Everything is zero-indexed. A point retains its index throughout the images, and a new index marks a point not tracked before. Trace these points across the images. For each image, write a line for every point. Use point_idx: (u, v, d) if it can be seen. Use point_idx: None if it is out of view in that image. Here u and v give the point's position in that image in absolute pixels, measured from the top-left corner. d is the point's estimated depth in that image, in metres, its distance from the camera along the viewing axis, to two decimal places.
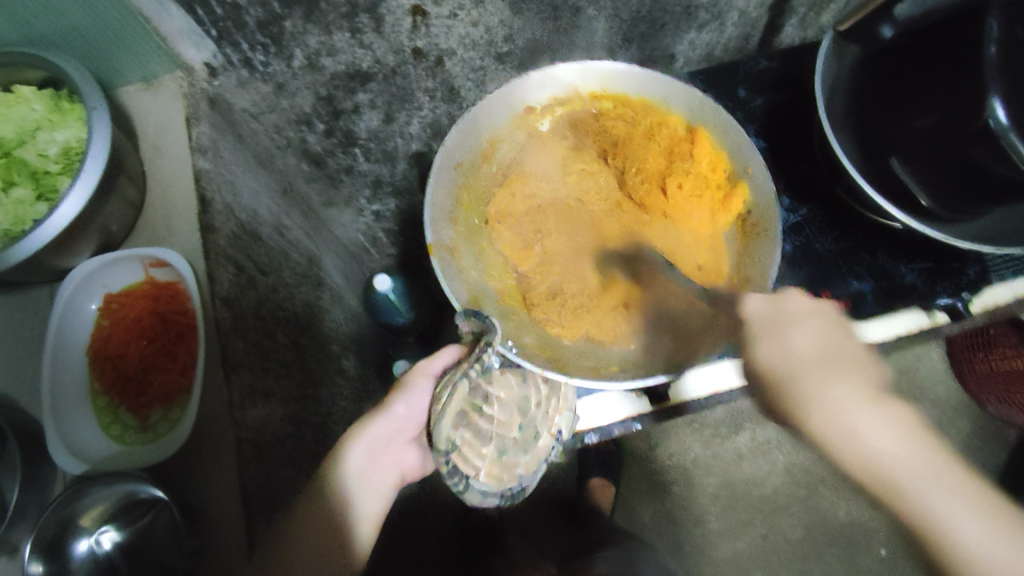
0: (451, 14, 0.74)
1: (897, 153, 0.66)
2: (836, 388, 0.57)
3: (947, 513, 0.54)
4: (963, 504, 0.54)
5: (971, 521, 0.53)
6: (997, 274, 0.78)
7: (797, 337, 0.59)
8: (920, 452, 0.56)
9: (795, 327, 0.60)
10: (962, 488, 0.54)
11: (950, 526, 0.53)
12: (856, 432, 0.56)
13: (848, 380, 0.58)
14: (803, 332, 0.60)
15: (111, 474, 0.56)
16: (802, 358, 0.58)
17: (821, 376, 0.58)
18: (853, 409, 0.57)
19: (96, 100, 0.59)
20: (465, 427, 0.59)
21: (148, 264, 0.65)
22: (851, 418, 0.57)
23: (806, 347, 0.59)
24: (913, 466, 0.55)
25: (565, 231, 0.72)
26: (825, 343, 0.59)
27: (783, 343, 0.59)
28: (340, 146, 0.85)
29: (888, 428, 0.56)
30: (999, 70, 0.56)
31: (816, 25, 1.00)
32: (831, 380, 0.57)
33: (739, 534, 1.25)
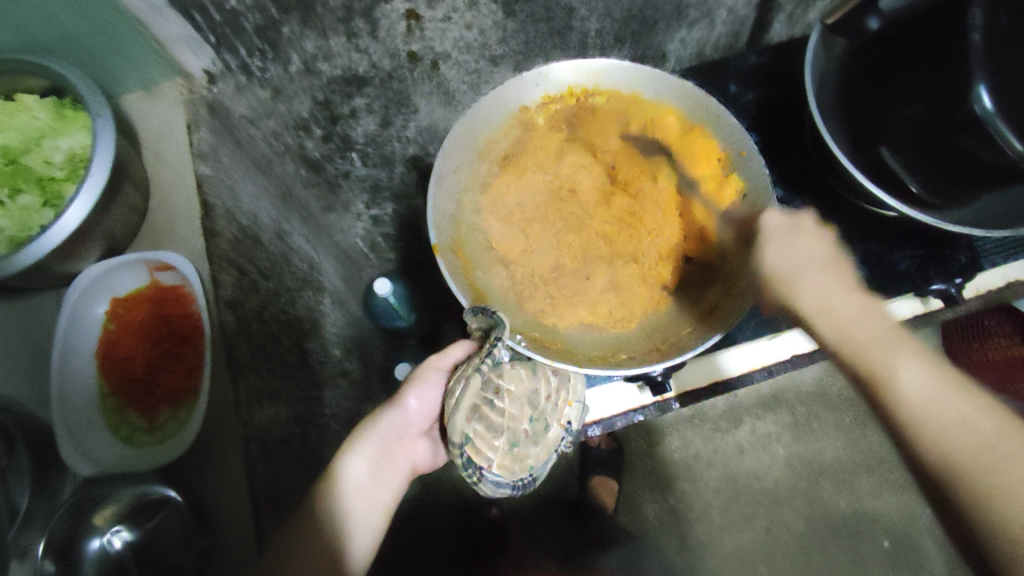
0: (445, 17, 0.75)
1: (886, 142, 0.68)
2: (822, 279, 0.60)
3: (920, 392, 0.51)
4: (926, 367, 0.52)
5: (917, 384, 0.52)
6: (989, 260, 0.80)
7: (795, 241, 0.62)
8: (895, 334, 0.56)
9: (791, 237, 0.62)
10: (933, 365, 0.53)
11: (903, 386, 0.52)
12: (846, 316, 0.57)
13: (843, 283, 0.60)
14: (800, 238, 0.62)
15: (125, 476, 0.57)
16: (781, 258, 0.61)
17: (816, 270, 0.60)
18: (836, 300, 0.58)
19: (100, 107, 0.60)
20: (478, 420, 0.62)
21: (152, 268, 0.66)
22: (833, 300, 0.58)
23: (786, 250, 0.61)
24: (897, 344, 0.55)
25: (562, 221, 0.74)
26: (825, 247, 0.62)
27: (781, 243, 0.62)
28: (338, 150, 0.86)
29: (881, 319, 0.57)
30: (983, 57, 0.57)
31: (802, 24, 1.03)
32: (817, 273, 0.60)
33: (743, 528, 1.25)
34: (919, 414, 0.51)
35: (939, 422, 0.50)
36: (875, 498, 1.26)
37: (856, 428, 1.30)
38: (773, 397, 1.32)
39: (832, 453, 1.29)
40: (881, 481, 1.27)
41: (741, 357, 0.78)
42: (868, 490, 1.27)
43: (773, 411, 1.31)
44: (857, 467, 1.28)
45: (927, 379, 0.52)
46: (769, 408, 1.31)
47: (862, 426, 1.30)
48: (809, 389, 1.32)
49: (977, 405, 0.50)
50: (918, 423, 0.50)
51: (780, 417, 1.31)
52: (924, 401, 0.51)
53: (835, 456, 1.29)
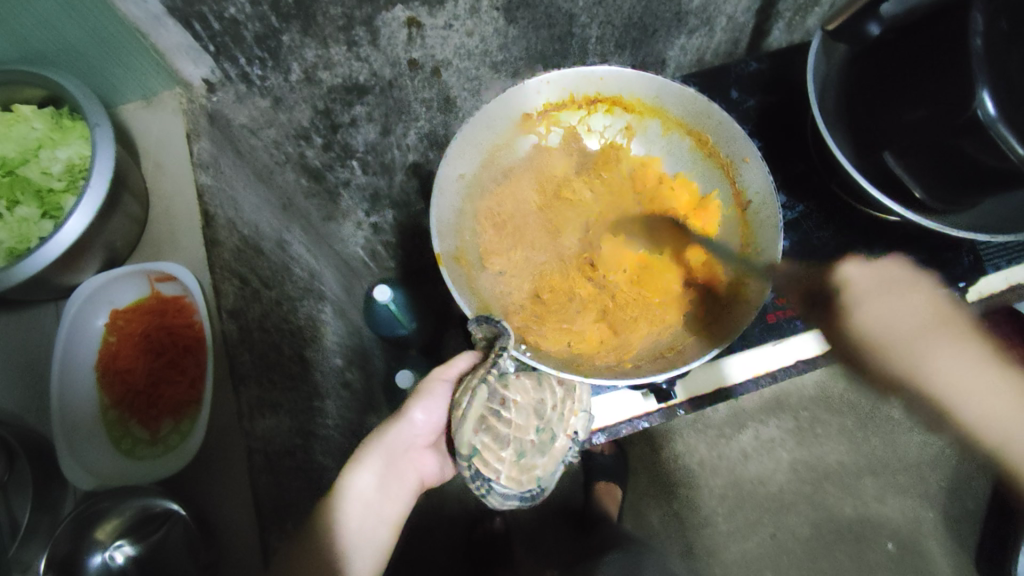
0: (446, 25, 0.74)
1: (889, 147, 0.68)
2: (934, 345, 0.73)
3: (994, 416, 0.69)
4: (984, 400, 0.70)
5: (987, 401, 0.70)
6: (992, 264, 0.80)
7: (902, 299, 0.75)
8: (977, 373, 0.72)
9: (874, 306, 0.75)
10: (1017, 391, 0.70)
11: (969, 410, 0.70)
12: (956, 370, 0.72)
13: (953, 344, 0.73)
14: (884, 298, 0.75)
15: (126, 488, 0.56)
16: (904, 317, 0.74)
17: (924, 331, 0.74)
18: (967, 364, 0.72)
19: (98, 117, 0.60)
20: (484, 432, 0.61)
21: (153, 278, 0.66)
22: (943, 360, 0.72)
23: (878, 310, 0.74)
24: (996, 378, 0.71)
25: (562, 233, 0.76)
26: (898, 300, 0.75)
27: (869, 303, 0.75)
28: (338, 159, 0.85)
29: (984, 366, 0.72)
30: (985, 62, 0.57)
31: (801, 29, 1.03)
32: (942, 336, 0.73)
33: (749, 535, 1.25)
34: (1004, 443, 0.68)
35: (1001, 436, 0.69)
36: (879, 503, 1.26)
37: (859, 432, 1.30)
38: (776, 402, 1.32)
39: (836, 457, 1.29)
40: (885, 485, 1.27)
41: (745, 363, 0.78)
42: (872, 494, 1.27)
43: (777, 416, 1.31)
44: (861, 471, 1.28)
45: (990, 401, 0.70)
46: (772, 413, 1.31)
47: (865, 430, 1.30)
48: (811, 394, 1.32)
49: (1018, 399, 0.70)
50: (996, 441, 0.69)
51: (784, 422, 1.31)
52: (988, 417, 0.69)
53: (840, 461, 1.29)
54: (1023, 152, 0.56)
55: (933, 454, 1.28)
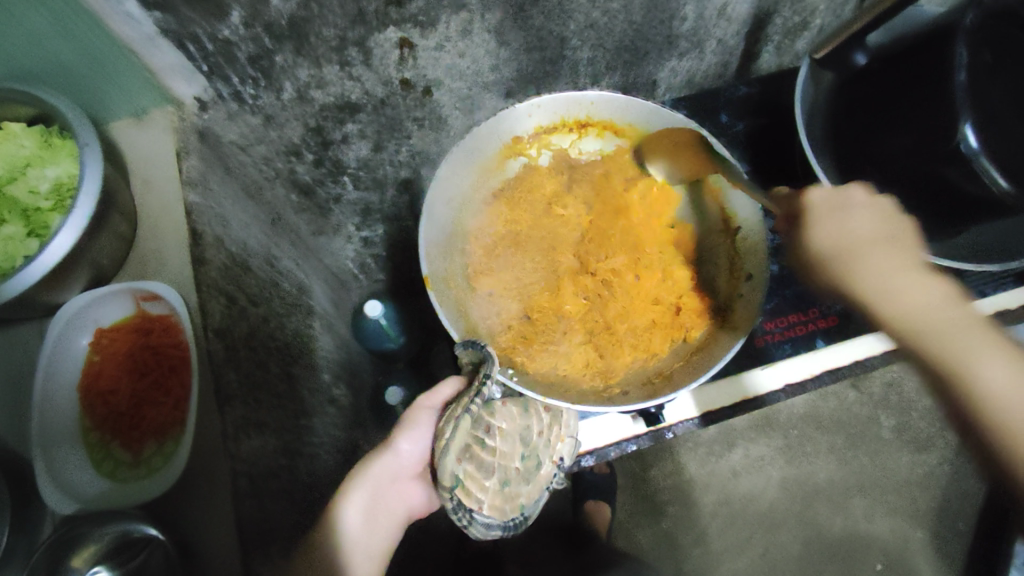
0: (438, 46, 0.74)
1: (873, 175, 0.69)
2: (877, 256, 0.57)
3: (957, 348, 0.51)
4: (1014, 361, 0.49)
5: (1006, 373, 0.49)
6: (976, 289, 0.81)
7: (866, 220, 0.59)
8: (969, 329, 0.52)
9: (862, 217, 0.59)
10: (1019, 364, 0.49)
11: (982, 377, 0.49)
12: (917, 297, 0.55)
13: (903, 261, 0.57)
14: (847, 217, 0.59)
15: (104, 514, 0.55)
16: (856, 230, 0.58)
17: (873, 244, 0.58)
18: (896, 271, 0.57)
19: (88, 137, 0.60)
20: (467, 460, 0.59)
21: (139, 297, 0.65)
22: (904, 284, 0.56)
23: (834, 228, 0.59)
24: (962, 326, 0.53)
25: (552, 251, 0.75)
26: (884, 228, 0.59)
27: (840, 219, 0.59)
28: (329, 175, 0.85)
29: (946, 298, 0.55)
30: (967, 93, 0.58)
31: (790, 52, 1.05)
32: (882, 247, 0.58)
33: (739, 553, 1.25)
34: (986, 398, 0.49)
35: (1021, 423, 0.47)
36: (869, 522, 1.26)
37: (849, 451, 1.30)
38: (766, 419, 1.32)
39: (826, 475, 1.29)
40: (874, 503, 1.27)
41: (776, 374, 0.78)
42: (862, 513, 1.27)
43: (767, 434, 1.31)
44: (851, 489, 1.28)
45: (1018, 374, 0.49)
46: (761, 431, 1.31)
47: (856, 449, 1.30)
48: (801, 412, 1.33)
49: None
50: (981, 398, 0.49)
51: (774, 441, 1.31)
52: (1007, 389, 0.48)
53: (829, 479, 1.28)
54: (1004, 185, 0.57)
55: (921, 474, 1.29)
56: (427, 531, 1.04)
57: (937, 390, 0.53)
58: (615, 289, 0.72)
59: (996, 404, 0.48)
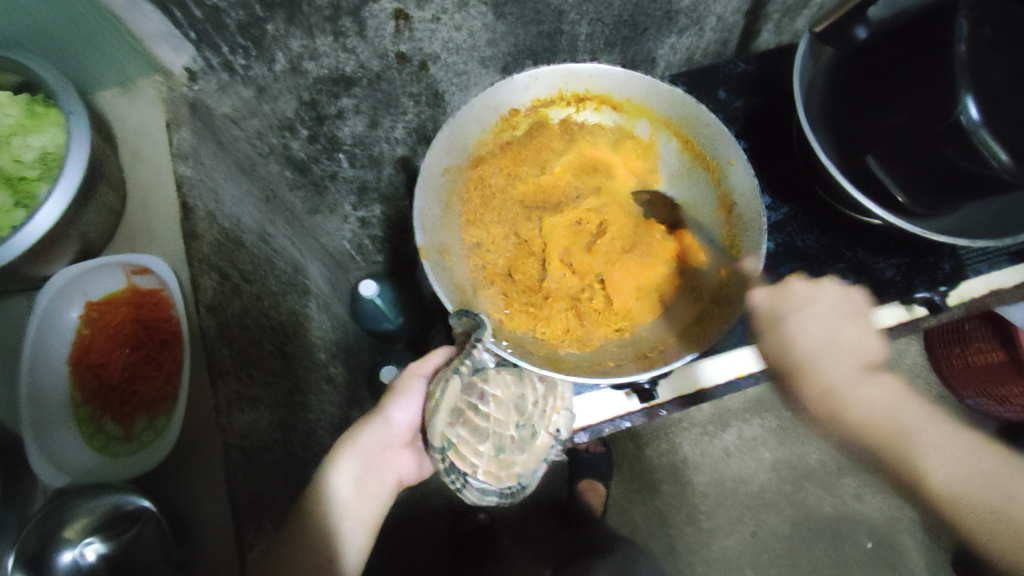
0: (434, 18, 0.73)
1: (872, 150, 0.68)
2: (831, 369, 0.70)
3: (898, 434, 0.67)
4: (941, 451, 0.66)
5: (941, 451, 0.66)
6: (972, 268, 0.81)
7: (818, 319, 0.72)
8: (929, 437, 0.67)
9: (800, 320, 0.72)
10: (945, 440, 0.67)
11: (936, 475, 0.64)
12: (876, 401, 0.69)
13: (844, 357, 0.71)
14: (804, 314, 0.72)
15: (97, 485, 0.54)
16: (807, 340, 0.71)
17: (814, 341, 0.71)
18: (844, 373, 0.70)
19: (73, 105, 0.58)
20: (461, 425, 0.61)
21: (129, 271, 0.63)
22: (859, 387, 0.70)
23: (808, 326, 0.71)
24: (906, 424, 0.68)
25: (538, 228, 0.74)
26: (830, 318, 0.72)
27: (802, 325, 0.71)
28: (324, 151, 0.84)
29: (893, 404, 0.69)
30: (968, 68, 0.57)
31: (789, 30, 1.04)
32: (829, 350, 0.71)
33: (730, 533, 1.26)
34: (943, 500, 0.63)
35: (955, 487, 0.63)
36: (857, 500, 1.28)
37: None
38: (759, 402, 1.33)
39: (817, 455, 1.30)
40: (864, 483, 1.28)
41: (724, 364, 0.79)
42: (851, 492, 1.28)
43: (759, 415, 1.32)
44: (841, 468, 1.29)
45: (955, 459, 0.65)
46: (754, 412, 1.32)
47: None
48: None
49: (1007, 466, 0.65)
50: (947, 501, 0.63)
51: (767, 421, 1.31)
52: (953, 482, 0.64)
53: (820, 460, 1.30)
54: (1004, 159, 0.57)
55: None
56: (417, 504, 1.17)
57: (886, 465, 0.68)
58: (614, 261, 0.72)
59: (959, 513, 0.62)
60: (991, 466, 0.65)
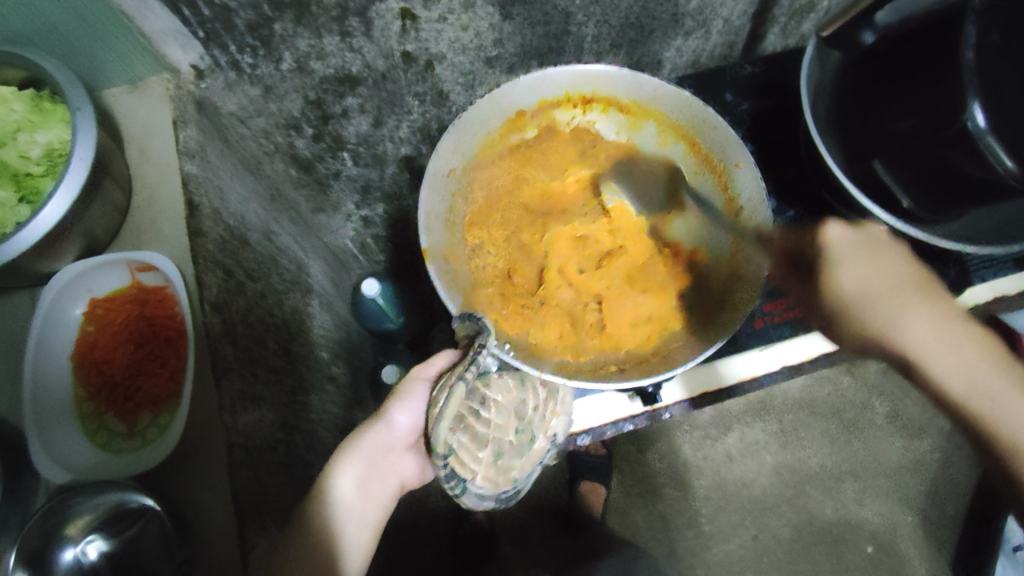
0: (441, 18, 0.73)
1: (881, 155, 0.67)
2: (903, 313, 0.67)
3: (967, 374, 0.64)
4: None
5: None
6: (977, 274, 0.81)
7: (878, 266, 0.69)
8: (983, 370, 0.64)
9: (863, 267, 0.68)
10: (996, 367, 0.64)
11: (948, 384, 0.65)
12: (955, 365, 0.65)
13: (915, 305, 0.68)
14: (864, 259, 0.69)
15: (100, 482, 0.54)
16: (854, 284, 0.68)
17: (869, 286, 0.68)
18: (926, 321, 0.67)
19: (80, 101, 0.57)
20: (462, 431, 0.60)
21: (134, 268, 0.64)
22: (931, 337, 0.67)
23: (858, 272, 0.68)
24: (978, 371, 0.64)
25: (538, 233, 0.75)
26: (883, 269, 0.69)
27: (848, 270, 0.68)
28: (329, 150, 0.84)
29: (955, 343, 0.66)
30: (975, 75, 0.59)
31: (796, 34, 1.03)
32: (890, 299, 0.68)
33: (731, 536, 1.26)
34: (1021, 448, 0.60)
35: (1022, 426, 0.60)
36: (859, 505, 1.28)
37: (841, 436, 1.30)
38: (762, 405, 1.32)
39: (818, 459, 1.30)
40: (865, 488, 1.28)
41: (725, 369, 0.79)
42: (852, 497, 1.28)
43: (761, 419, 1.32)
44: (842, 473, 1.29)
45: (963, 369, 0.65)
46: (756, 416, 1.32)
47: (849, 435, 1.30)
48: (795, 397, 1.33)
49: None
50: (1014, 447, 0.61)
51: (768, 425, 1.31)
52: None
53: (821, 464, 1.29)
54: (1010, 166, 0.58)
55: (913, 460, 1.28)
56: (417, 510, 1.15)
57: (976, 431, 0.63)
58: (610, 282, 0.73)
59: None
60: (1003, 384, 0.63)
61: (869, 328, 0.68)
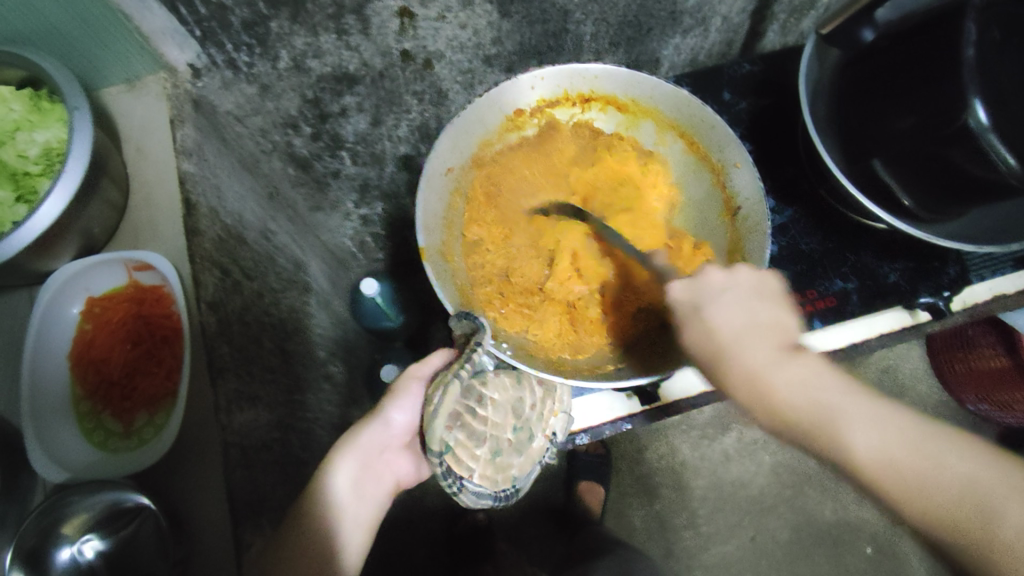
0: (439, 16, 0.73)
1: (881, 154, 0.67)
2: (749, 353, 0.56)
3: (868, 442, 0.52)
4: (887, 431, 0.52)
5: (879, 432, 0.52)
6: (977, 274, 0.81)
7: (731, 305, 0.58)
8: (858, 411, 0.54)
9: (721, 309, 0.58)
10: (879, 413, 0.54)
11: (859, 447, 0.52)
12: (803, 382, 0.55)
13: (768, 338, 0.58)
14: (719, 304, 0.58)
15: (95, 482, 0.54)
16: (728, 327, 0.57)
17: (717, 321, 0.57)
18: (785, 359, 0.57)
19: (77, 100, 0.57)
20: (459, 429, 0.60)
21: (131, 267, 0.64)
22: (808, 390, 0.55)
23: (729, 314, 0.57)
24: (846, 410, 0.54)
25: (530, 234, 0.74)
26: (751, 309, 0.58)
27: (716, 313, 0.57)
28: (327, 149, 0.84)
29: (812, 389, 0.55)
30: (974, 72, 0.58)
31: (796, 32, 1.02)
32: (761, 347, 0.57)
33: (729, 537, 1.26)
34: (903, 499, 0.50)
35: (910, 473, 0.50)
36: (857, 505, 1.27)
37: None
38: None
39: (817, 460, 1.29)
40: (864, 488, 1.28)
41: None
42: (851, 497, 1.28)
43: None
44: (841, 473, 1.29)
45: (886, 435, 0.52)
46: (755, 415, 1.31)
47: None
48: None
49: (976, 462, 0.50)
50: (917, 506, 0.50)
51: None
52: (912, 477, 0.50)
53: (820, 464, 1.29)
54: (1012, 163, 0.57)
55: None
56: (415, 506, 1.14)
57: (874, 499, 0.52)
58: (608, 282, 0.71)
59: (933, 509, 0.49)
60: (936, 445, 0.51)
61: (718, 369, 0.57)
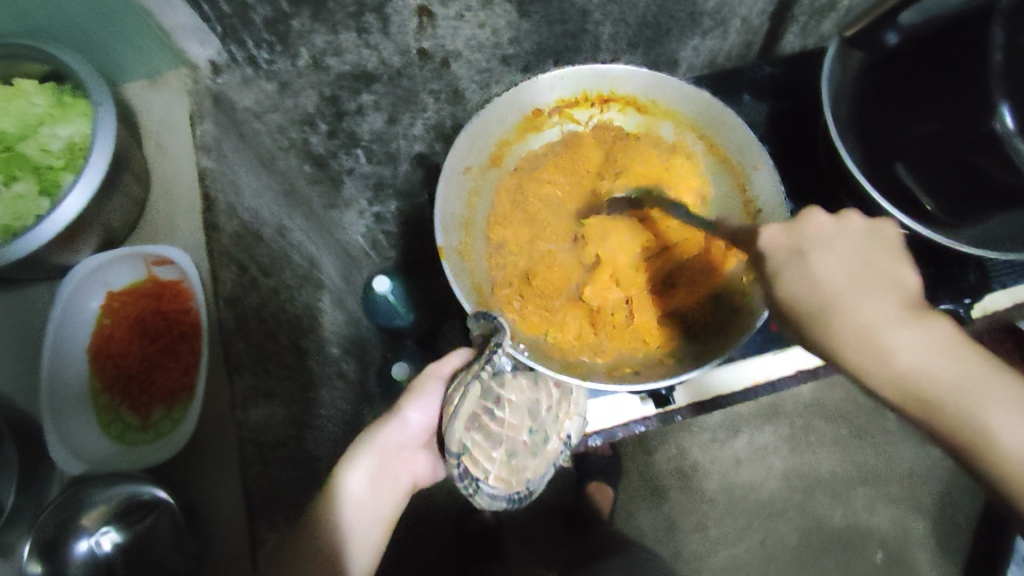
0: (458, 15, 0.73)
1: (903, 158, 0.66)
2: (868, 308, 0.50)
3: (956, 382, 0.47)
4: None
5: None
6: (999, 279, 0.79)
7: (838, 254, 0.52)
8: (972, 371, 0.47)
9: (825, 255, 0.52)
10: (988, 373, 0.47)
11: (1005, 439, 0.44)
12: (925, 348, 0.48)
13: (886, 303, 0.50)
14: (836, 248, 0.53)
15: (112, 474, 0.54)
16: (836, 277, 0.51)
17: (855, 289, 0.50)
18: (902, 322, 0.49)
19: (100, 96, 0.58)
20: (476, 430, 0.60)
21: (149, 262, 0.64)
22: (906, 343, 0.49)
23: (831, 262, 0.52)
24: (983, 382, 0.47)
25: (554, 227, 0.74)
26: (861, 256, 0.53)
27: (823, 261, 0.52)
28: (343, 146, 0.84)
29: (955, 347, 0.48)
30: (1000, 77, 0.59)
31: (816, 34, 1.01)
32: (865, 291, 0.51)
33: (738, 540, 1.25)
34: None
35: None
36: (869, 512, 1.26)
37: (852, 442, 1.29)
38: (772, 409, 1.31)
39: (828, 466, 1.28)
40: (877, 495, 1.27)
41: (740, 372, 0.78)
42: (863, 503, 1.27)
43: (772, 423, 1.30)
44: (853, 480, 1.28)
45: None
46: (766, 420, 1.30)
47: (860, 440, 1.29)
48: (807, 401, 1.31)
49: None
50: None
51: (779, 429, 1.30)
52: None
53: (831, 470, 1.28)
54: None
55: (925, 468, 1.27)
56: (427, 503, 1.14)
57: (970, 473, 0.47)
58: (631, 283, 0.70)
59: None
60: (1008, 400, 0.46)
61: (862, 341, 0.49)
